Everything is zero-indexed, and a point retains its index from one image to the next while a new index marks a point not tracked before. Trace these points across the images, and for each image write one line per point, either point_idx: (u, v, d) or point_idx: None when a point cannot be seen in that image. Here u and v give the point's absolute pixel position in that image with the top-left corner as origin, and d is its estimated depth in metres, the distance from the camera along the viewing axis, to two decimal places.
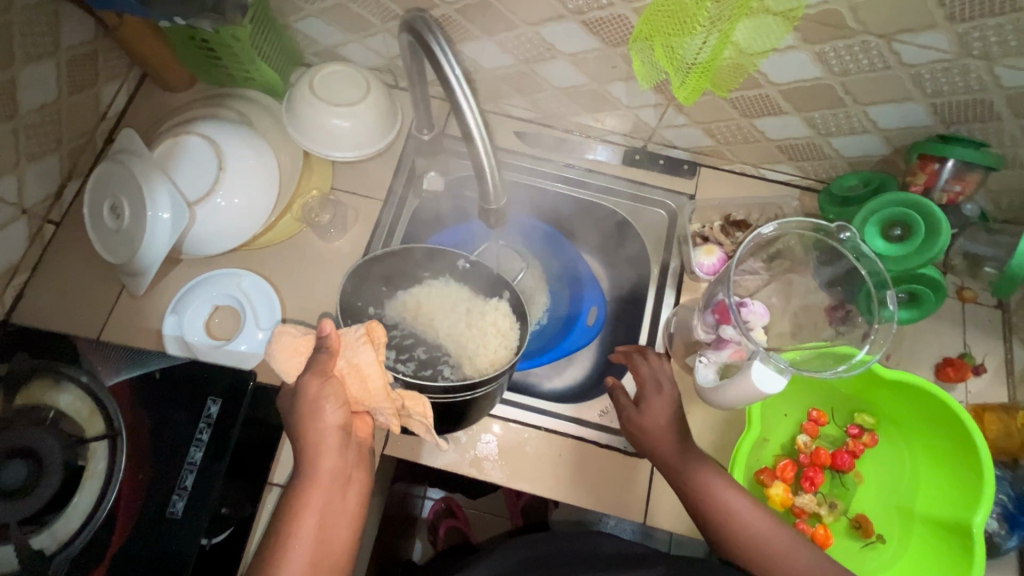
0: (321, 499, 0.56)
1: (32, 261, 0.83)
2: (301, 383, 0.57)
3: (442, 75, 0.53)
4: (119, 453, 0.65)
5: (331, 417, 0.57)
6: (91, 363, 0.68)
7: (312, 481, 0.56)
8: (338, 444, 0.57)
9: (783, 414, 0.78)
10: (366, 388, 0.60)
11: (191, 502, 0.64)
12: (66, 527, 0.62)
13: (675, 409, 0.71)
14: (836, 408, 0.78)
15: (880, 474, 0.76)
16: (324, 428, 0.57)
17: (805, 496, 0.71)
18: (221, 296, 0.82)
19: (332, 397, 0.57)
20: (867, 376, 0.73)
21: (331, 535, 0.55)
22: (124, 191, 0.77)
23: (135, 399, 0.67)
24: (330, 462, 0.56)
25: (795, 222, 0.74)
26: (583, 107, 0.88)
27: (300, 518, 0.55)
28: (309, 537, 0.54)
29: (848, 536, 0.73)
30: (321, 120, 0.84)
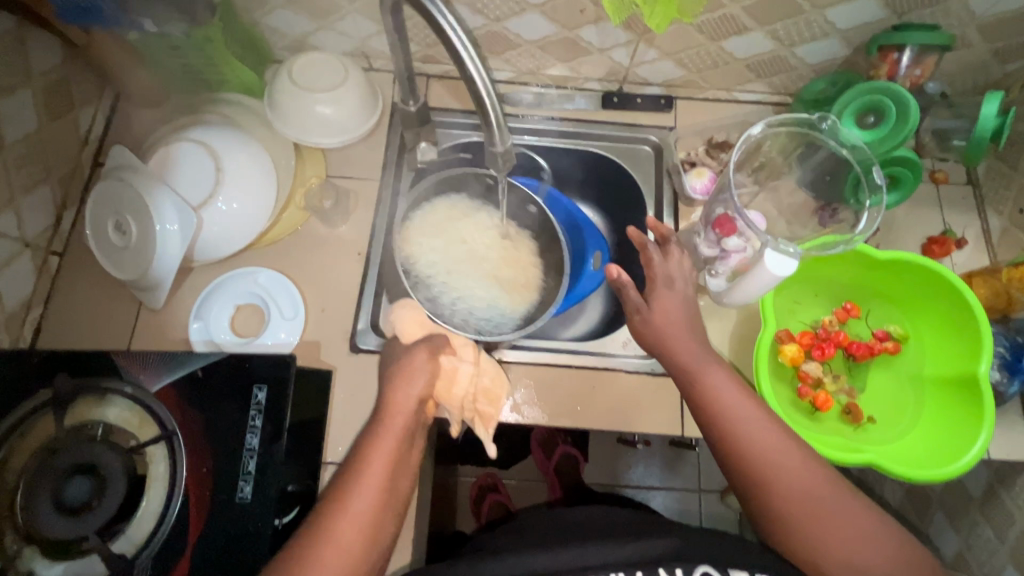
0: (393, 446, 0.62)
1: (44, 294, 0.83)
2: (412, 353, 0.71)
3: (435, 26, 0.54)
4: (178, 452, 0.66)
5: (417, 386, 0.68)
6: (133, 374, 0.69)
7: (386, 430, 0.63)
8: (413, 407, 0.66)
9: (816, 294, 0.84)
10: (455, 382, 0.74)
11: (257, 486, 0.66)
12: (140, 530, 0.64)
13: (686, 307, 0.72)
14: (867, 303, 0.83)
15: (890, 380, 0.80)
16: (409, 392, 0.67)
17: (813, 362, 0.77)
18: (241, 295, 0.83)
19: (427, 367, 0.70)
20: (894, 269, 0.78)
21: (397, 481, 0.61)
22: (126, 207, 0.78)
23: (183, 400, 0.69)
24: (403, 419, 0.64)
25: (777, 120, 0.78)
26: (557, 58, 0.91)
27: (374, 458, 0.61)
28: (380, 478, 0.60)
29: (838, 418, 0.77)
30: (305, 110, 0.85)
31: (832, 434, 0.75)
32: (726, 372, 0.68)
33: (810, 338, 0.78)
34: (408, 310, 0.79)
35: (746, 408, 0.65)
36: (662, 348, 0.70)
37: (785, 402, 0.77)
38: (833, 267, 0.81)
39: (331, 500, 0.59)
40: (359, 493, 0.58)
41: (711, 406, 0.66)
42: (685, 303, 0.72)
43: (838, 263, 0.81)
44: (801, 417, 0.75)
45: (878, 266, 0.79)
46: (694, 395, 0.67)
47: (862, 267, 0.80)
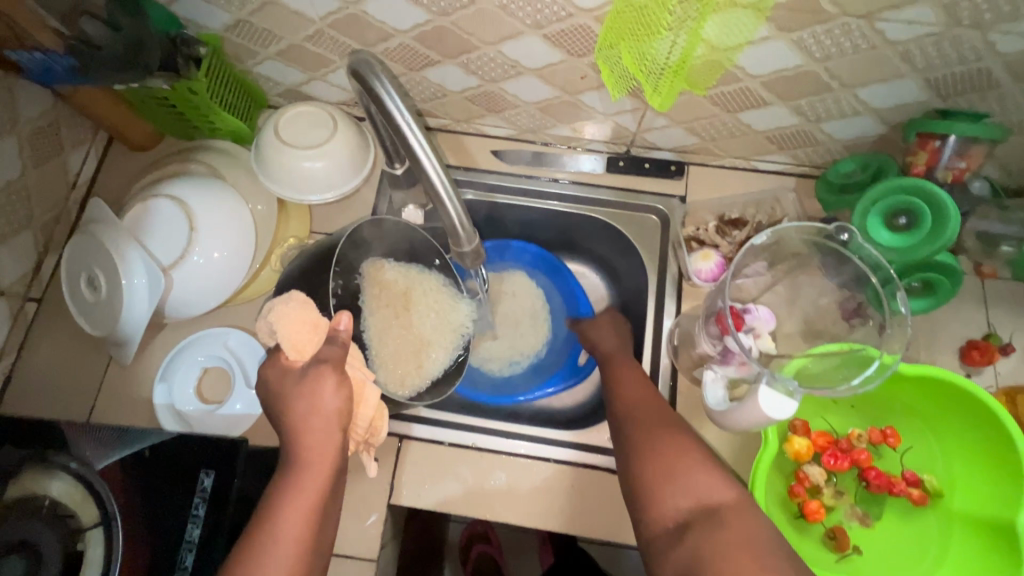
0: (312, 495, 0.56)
1: (18, 342, 0.82)
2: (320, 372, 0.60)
3: (384, 109, 0.51)
4: (115, 539, 0.63)
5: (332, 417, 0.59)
6: (80, 448, 0.66)
7: (301, 478, 0.56)
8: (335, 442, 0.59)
9: (855, 408, 0.74)
10: (362, 402, 0.66)
11: None
12: None
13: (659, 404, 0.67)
14: (910, 431, 0.72)
15: (907, 532, 0.70)
16: (325, 427, 0.58)
17: (818, 467, 0.68)
18: (209, 357, 0.80)
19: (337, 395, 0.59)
20: (954, 403, 0.67)
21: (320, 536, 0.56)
22: (97, 263, 0.76)
23: (128, 480, 0.65)
24: (324, 461, 0.58)
25: (795, 229, 0.70)
26: (558, 119, 0.84)
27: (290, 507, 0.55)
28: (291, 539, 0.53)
29: (819, 540, 0.68)
30: (292, 165, 0.82)
31: (810, 555, 0.67)
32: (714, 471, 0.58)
33: (828, 442, 0.70)
34: (295, 307, 0.65)
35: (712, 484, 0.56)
36: (627, 433, 0.64)
37: (774, 500, 0.69)
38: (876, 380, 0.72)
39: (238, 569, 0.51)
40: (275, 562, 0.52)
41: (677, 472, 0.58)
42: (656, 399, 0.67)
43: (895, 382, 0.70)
44: (783, 521, 0.68)
45: (934, 394, 0.69)
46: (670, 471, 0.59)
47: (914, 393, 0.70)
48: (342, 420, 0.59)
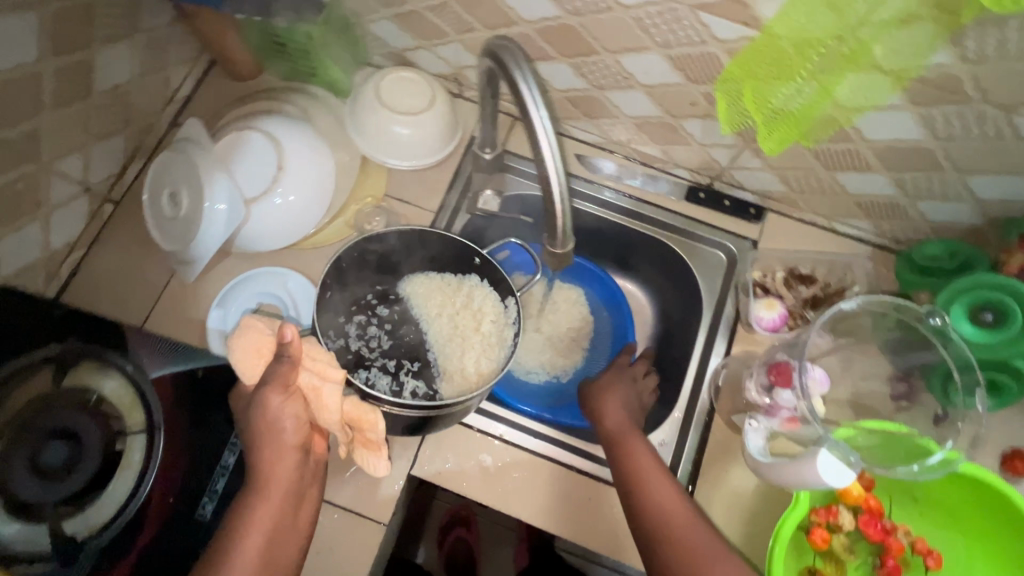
0: (269, 513, 0.60)
1: (89, 238, 0.84)
2: (263, 397, 0.61)
3: (517, 93, 0.51)
4: (155, 447, 0.65)
5: (289, 434, 0.62)
6: (137, 353, 0.69)
7: (265, 496, 0.61)
8: (294, 466, 0.62)
9: (916, 511, 0.72)
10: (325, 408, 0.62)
11: (219, 506, 0.65)
12: (99, 514, 0.63)
13: (625, 410, 0.77)
14: (954, 559, 0.70)
15: None
16: (284, 446, 0.61)
17: (850, 515, 0.67)
18: (266, 294, 0.82)
19: (287, 409, 0.61)
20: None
21: (277, 554, 0.61)
22: (184, 180, 0.78)
23: (177, 396, 0.68)
24: (281, 487, 0.61)
25: (876, 300, 0.69)
26: (652, 138, 0.84)
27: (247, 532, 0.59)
28: (257, 547, 0.59)
29: (796, 568, 0.69)
30: (382, 127, 0.84)
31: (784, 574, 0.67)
32: (659, 466, 0.70)
33: (880, 509, 0.69)
34: (244, 332, 0.64)
35: (657, 486, 0.68)
36: (629, 482, 0.70)
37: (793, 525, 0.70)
38: (948, 492, 0.70)
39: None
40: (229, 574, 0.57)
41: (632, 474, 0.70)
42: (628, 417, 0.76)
43: (974, 508, 0.69)
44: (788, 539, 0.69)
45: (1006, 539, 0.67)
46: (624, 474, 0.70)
47: (976, 519, 0.69)
48: (296, 441, 0.62)
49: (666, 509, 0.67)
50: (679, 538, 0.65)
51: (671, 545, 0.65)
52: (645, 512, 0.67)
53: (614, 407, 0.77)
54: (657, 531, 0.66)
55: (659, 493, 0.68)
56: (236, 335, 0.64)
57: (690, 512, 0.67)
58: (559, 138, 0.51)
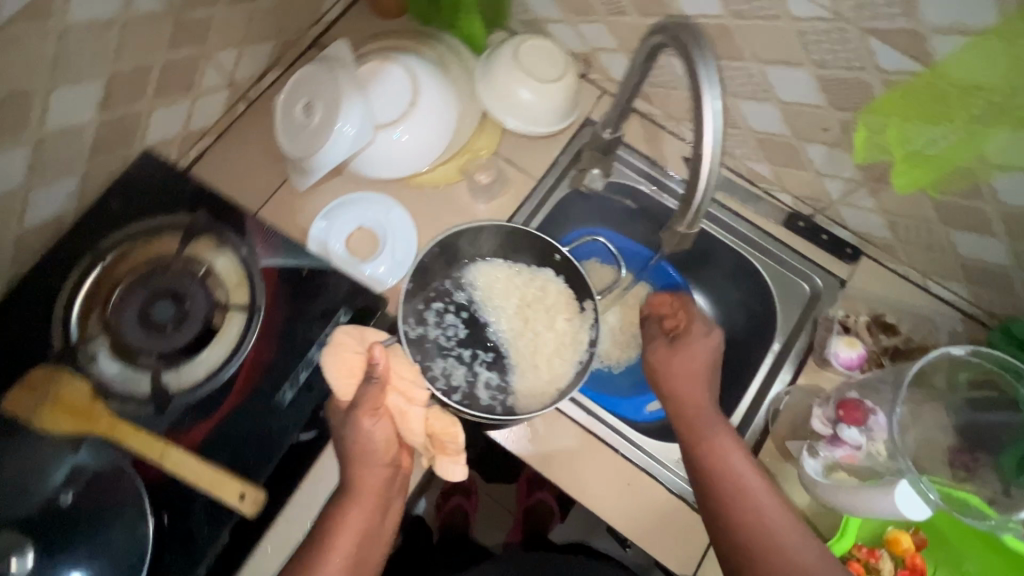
0: (358, 516, 0.61)
1: (219, 130, 0.88)
2: (355, 420, 0.63)
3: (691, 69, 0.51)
4: (252, 327, 0.69)
5: (379, 447, 0.63)
6: (253, 239, 0.73)
7: (356, 501, 0.62)
8: (384, 475, 0.64)
9: None
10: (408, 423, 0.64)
11: (298, 395, 0.68)
12: (191, 374, 0.67)
13: (704, 367, 0.76)
14: None
15: None
16: (375, 458, 0.63)
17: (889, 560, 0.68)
18: (368, 218, 0.87)
19: (379, 429, 0.64)
20: None
21: (366, 555, 0.61)
22: (323, 94, 0.82)
23: (280, 286, 0.72)
24: (372, 494, 0.62)
25: (988, 352, 0.68)
26: (768, 157, 0.85)
27: (338, 536, 0.60)
28: (347, 550, 0.60)
29: None
30: (509, 88, 0.87)
31: None
32: (742, 452, 0.71)
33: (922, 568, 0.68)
34: (333, 353, 0.65)
35: (751, 481, 0.68)
36: (720, 479, 0.69)
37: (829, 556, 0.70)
38: None
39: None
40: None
41: (718, 470, 0.69)
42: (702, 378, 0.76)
43: None
44: None
45: None
46: (707, 464, 0.70)
47: None
48: (386, 454, 0.64)
49: (767, 509, 0.67)
50: (784, 542, 0.65)
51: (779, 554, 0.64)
52: (742, 516, 0.67)
53: (693, 369, 0.76)
54: (764, 539, 0.65)
55: (765, 499, 0.67)
56: (328, 356, 0.65)
57: (789, 513, 0.67)
58: (723, 132, 0.51)
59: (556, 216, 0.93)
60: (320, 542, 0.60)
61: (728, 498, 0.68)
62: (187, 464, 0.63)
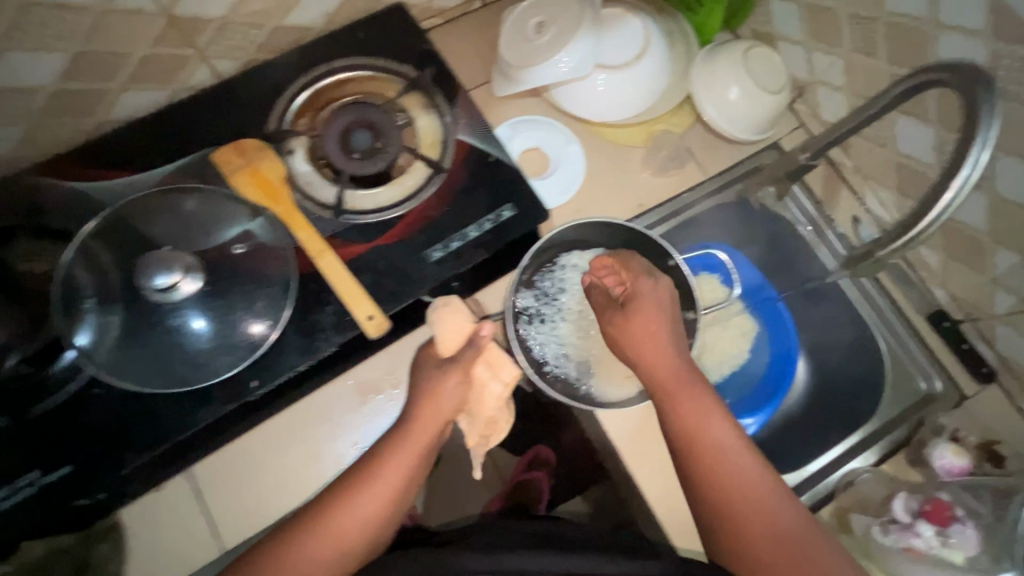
0: (402, 466, 0.67)
1: (449, 17, 0.95)
2: (442, 376, 0.70)
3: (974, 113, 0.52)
4: (431, 184, 0.74)
5: (441, 411, 0.69)
6: (458, 114, 0.79)
7: (399, 454, 0.67)
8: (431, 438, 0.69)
9: None
10: (477, 397, 0.74)
11: (447, 258, 0.72)
12: (366, 201, 0.73)
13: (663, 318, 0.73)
14: None
15: None
16: (429, 423, 0.69)
17: None
18: (547, 143, 0.91)
19: (456, 391, 0.71)
20: None
21: (398, 502, 0.67)
22: (561, 17, 0.86)
23: (466, 162, 0.76)
24: (416, 450, 0.68)
25: None
26: (944, 247, 0.84)
27: (379, 479, 0.66)
28: (385, 493, 0.66)
29: None
30: (724, 82, 0.89)
31: None
32: (716, 407, 0.70)
33: None
34: (449, 310, 0.71)
35: (723, 443, 0.68)
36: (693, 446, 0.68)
37: None
38: None
39: (331, 505, 0.64)
40: (357, 512, 0.64)
41: (688, 436, 0.68)
42: (660, 327, 0.73)
43: None
44: None
45: None
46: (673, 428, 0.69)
47: None
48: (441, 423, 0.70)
49: (740, 475, 0.66)
50: (751, 511, 0.65)
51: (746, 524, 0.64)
52: (710, 482, 0.66)
53: (651, 325, 0.73)
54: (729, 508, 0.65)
55: (739, 464, 0.67)
56: (443, 310, 0.71)
57: (766, 485, 0.66)
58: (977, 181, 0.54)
59: (710, 217, 0.96)
60: (355, 487, 0.65)
61: (696, 462, 0.67)
62: (335, 270, 0.69)
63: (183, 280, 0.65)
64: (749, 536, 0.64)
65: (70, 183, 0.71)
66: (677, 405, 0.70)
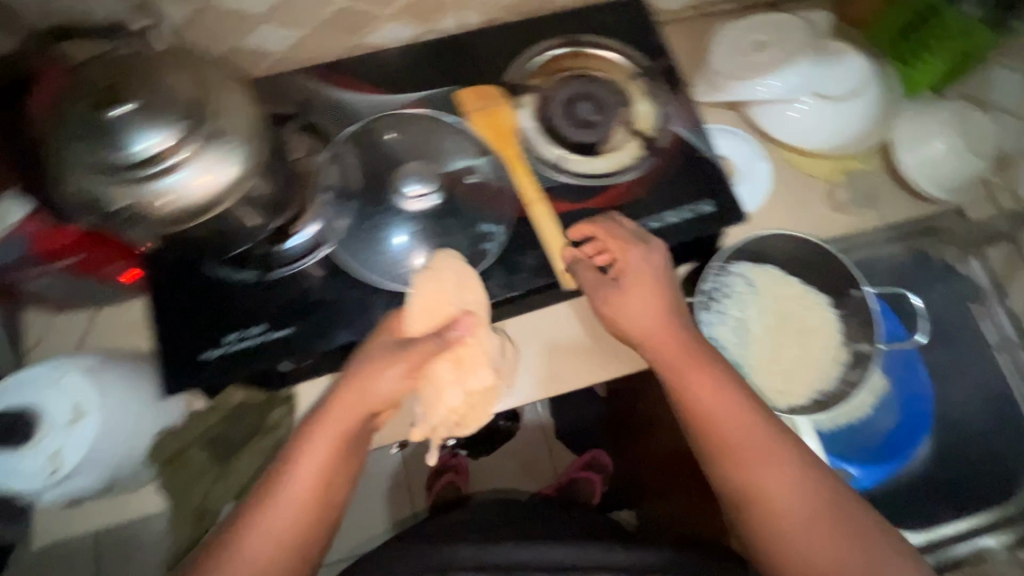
0: (342, 425, 0.59)
1: (666, 17, 0.98)
2: (385, 364, 0.60)
3: None
4: (642, 164, 0.79)
5: (371, 397, 0.59)
6: (675, 106, 0.82)
7: (322, 437, 0.59)
8: (370, 411, 0.60)
9: None
10: (458, 369, 0.63)
11: (643, 235, 0.76)
12: (581, 165, 0.78)
13: (658, 294, 0.68)
14: None
15: None
16: (350, 411, 0.59)
17: None
18: (735, 154, 0.93)
19: (398, 382, 0.60)
20: None
21: (332, 490, 0.58)
22: (784, 42, 0.90)
23: (676, 151, 0.80)
24: (345, 425, 0.59)
25: None
26: None
27: (307, 456, 0.58)
28: (312, 475, 0.57)
29: None
30: (931, 137, 0.90)
31: None
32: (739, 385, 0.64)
33: None
34: (427, 277, 0.67)
35: (749, 434, 0.61)
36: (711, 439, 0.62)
37: None
38: None
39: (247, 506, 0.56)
40: (307, 469, 0.57)
41: (706, 427, 0.62)
42: (659, 305, 0.67)
43: None
44: None
45: None
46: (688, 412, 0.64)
47: None
48: (375, 405, 0.60)
49: (777, 482, 0.59)
50: (794, 516, 0.58)
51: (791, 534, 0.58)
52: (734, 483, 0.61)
53: (642, 322, 0.67)
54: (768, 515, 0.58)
55: (773, 473, 0.59)
56: (422, 275, 0.67)
57: (810, 494, 0.59)
58: None
59: (878, 265, 0.95)
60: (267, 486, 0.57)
61: (721, 458, 0.61)
62: (546, 219, 0.74)
63: (425, 193, 0.74)
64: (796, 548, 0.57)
65: (332, 90, 0.79)
66: (690, 386, 0.64)
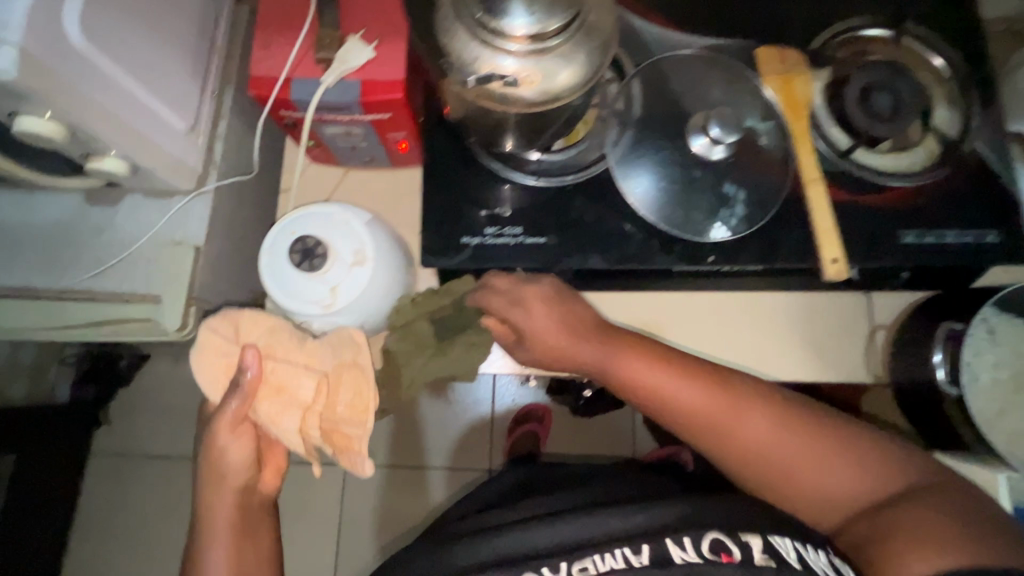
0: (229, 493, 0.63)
1: None
2: (214, 433, 0.62)
3: None
4: (931, 172, 0.73)
5: (219, 470, 0.62)
6: (982, 119, 0.74)
7: (217, 489, 0.63)
8: (237, 481, 0.63)
9: None
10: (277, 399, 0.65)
11: (914, 246, 0.71)
12: (864, 157, 0.73)
13: (551, 312, 0.65)
14: None
15: None
16: (226, 470, 0.63)
17: None
18: None
19: (235, 444, 0.63)
20: None
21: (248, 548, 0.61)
22: None
23: (972, 168, 0.73)
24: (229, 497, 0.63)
25: None
26: None
27: (213, 516, 0.62)
28: (225, 533, 0.61)
29: None
30: None
31: None
32: (644, 356, 0.62)
33: None
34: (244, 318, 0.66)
35: (694, 394, 0.59)
36: (673, 410, 0.60)
37: None
38: None
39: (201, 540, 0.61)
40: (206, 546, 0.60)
41: (649, 396, 0.61)
42: (550, 309, 0.66)
43: None
44: None
45: None
46: (617, 381, 0.63)
47: None
48: (242, 473, 0.63)
49: (772, 442, 0.56)
50: (798, 470, 0.55)
51: (800, 490, 0.55)
52: (729, 446, 0.58)
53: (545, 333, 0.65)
54: (782, 477, 0.56)
55: (757, 425, 0.57)
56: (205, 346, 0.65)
57: (807, 438, 0.56)
58: None
59: None
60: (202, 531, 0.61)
61: (702, 422, 0.59)
62: (821, 203, 0.70)
63: (720, 140, 0.69)
64: (810, 495, 0.55)
65: (625, 14, 0.77)
66: (610, 367, 0.63)
